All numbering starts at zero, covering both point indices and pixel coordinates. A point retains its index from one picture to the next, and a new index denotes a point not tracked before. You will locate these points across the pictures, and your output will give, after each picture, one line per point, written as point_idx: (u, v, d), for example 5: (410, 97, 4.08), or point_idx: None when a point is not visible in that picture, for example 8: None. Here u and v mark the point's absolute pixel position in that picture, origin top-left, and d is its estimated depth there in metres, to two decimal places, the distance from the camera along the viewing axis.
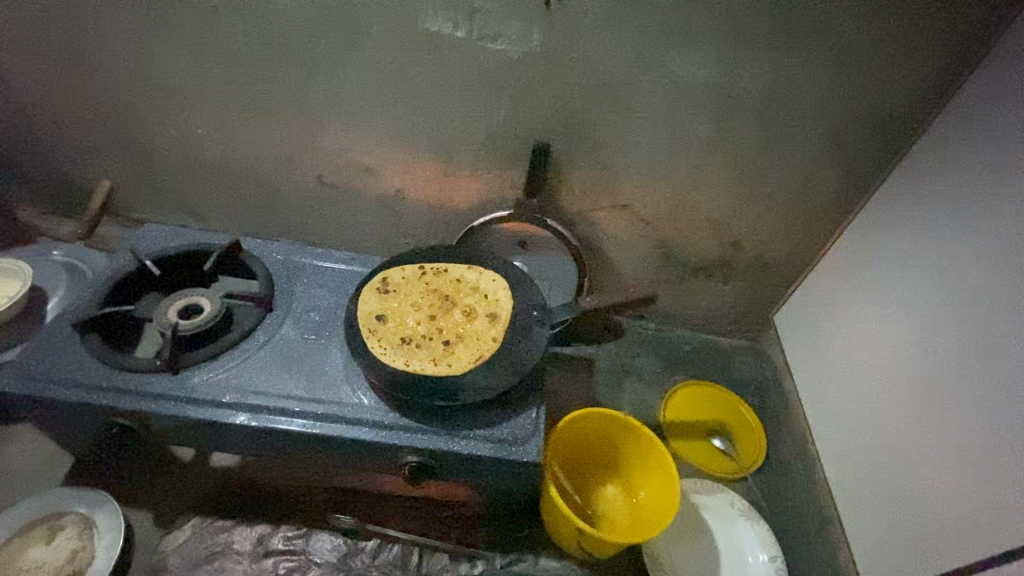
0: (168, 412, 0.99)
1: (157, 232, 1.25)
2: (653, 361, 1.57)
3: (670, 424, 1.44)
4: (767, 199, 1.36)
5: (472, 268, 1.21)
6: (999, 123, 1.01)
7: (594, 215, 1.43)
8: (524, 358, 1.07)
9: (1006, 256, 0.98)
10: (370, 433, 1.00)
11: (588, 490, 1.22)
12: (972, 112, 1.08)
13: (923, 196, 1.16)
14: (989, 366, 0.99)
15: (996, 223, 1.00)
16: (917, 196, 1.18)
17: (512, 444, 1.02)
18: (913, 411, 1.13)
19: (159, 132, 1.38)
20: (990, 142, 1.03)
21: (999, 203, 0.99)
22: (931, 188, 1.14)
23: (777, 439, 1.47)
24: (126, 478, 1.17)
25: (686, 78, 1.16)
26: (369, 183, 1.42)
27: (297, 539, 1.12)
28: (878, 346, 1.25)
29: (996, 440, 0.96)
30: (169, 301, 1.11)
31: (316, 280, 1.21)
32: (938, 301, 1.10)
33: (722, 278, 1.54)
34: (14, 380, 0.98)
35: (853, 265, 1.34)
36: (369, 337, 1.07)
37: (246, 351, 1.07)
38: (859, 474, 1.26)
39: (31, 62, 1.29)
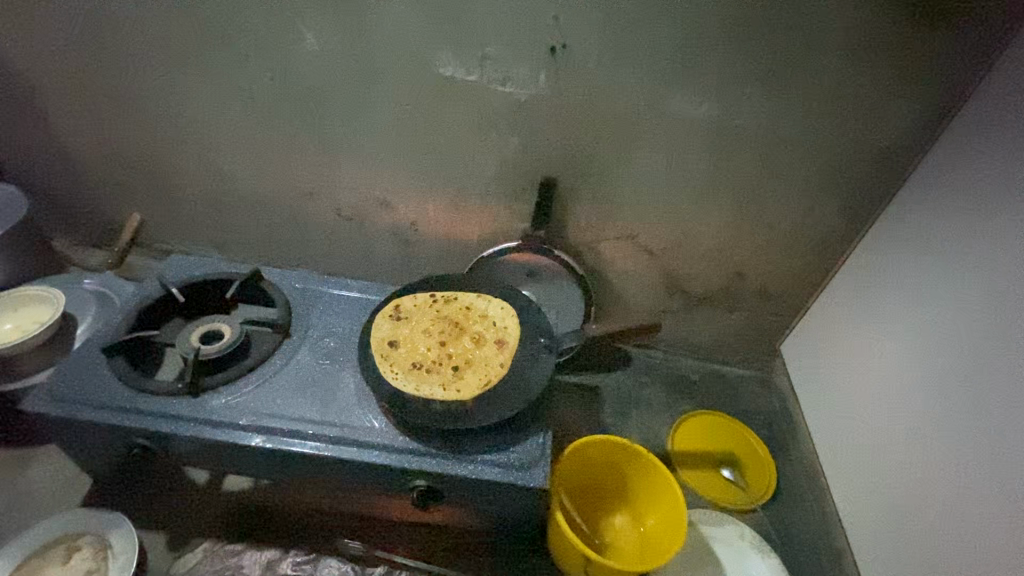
0: (187, 433, 1.02)
1: (184, 262, 1.32)
2: (660, 391, 1.58)
3: (678, 453, 1.44)
4: (769, 230, 1.39)
5: (481, 296, 1.25)
6: (992, 158, 1.05)
7: (599, 246, 1.48)
8: (531, 384, 1.09)
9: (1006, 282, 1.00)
10: (380, 456, 1.02)
11: (596, 519, 1.22)
12: (964, 148, 1.12)
13: (922, 227, 1.19)
14: (994, 393, 1.00)
15: (995, 250, 1.02)
16: (916, 227, 1.21)
17: (520, 469, 1.03)
18: (922, 441, 1.13)
19: (189, 169, 1.47)
20: (984, 176, 1.07)
21: (996, 233, 1.03)
22: (930, 219, 1.18)
23: (788, 470, 1.45)
24: (142, 501, 1.20)
25: (685, 115, 1.23)
26: (383, 216, 1.49)
27: (305, 565, 1.13)
28: (884, 375, 1.25)
29: (1008, 470, 0.95)
30: (192, 327, 1.17)
31: (331, 307, 1.26)
32: (942, 328, 1.12)
33: (728, 308, 1.56)
34: (44, 401, 1.03)
35: (856, 295, 1.36)
36: (381, 362, 1.11)
37: (263, 375, 1.11)
38: (870, 506, 1.24)
39: (78, 106, 1.41)
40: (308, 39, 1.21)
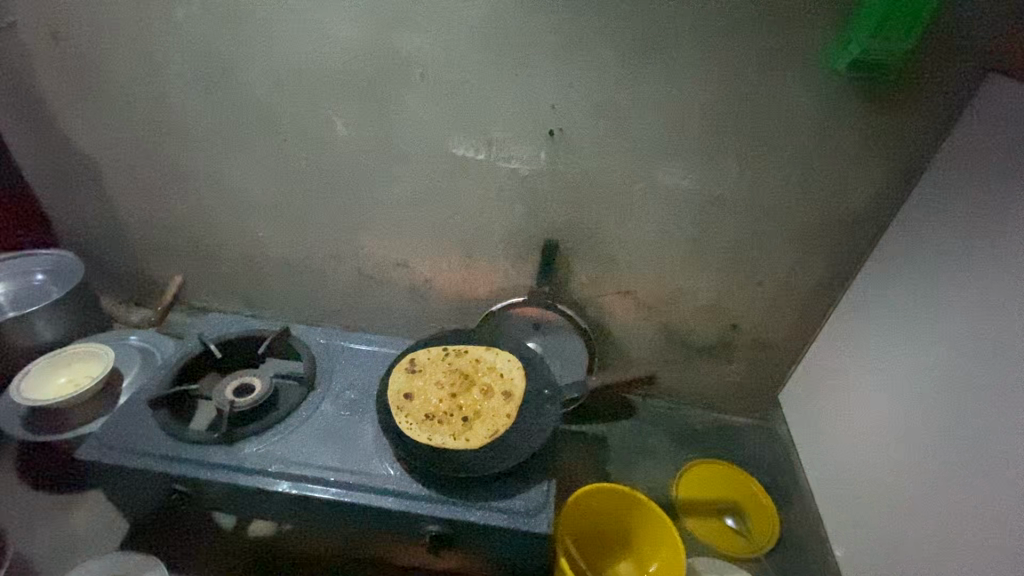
0: (221, 479, 1.12)
1: (221, 320, 1.46)
2: (664, 439, 1.64)
3: (681, 501, 1.48)
4: (758, 285, 1.49)
5: (489, 350, 1.36)
6: (951, 223, 1.15)
7: (601, 301, 1.58)
8: (535, 434, 1.18)
9: (967, 338, 1.07)
10: (395, 502, 1.10)
11: (601, 566, 1.27)
12: (926, 212, 1.23)
13: (897, 284, 1.28)
14: (967, 443, 1.05)
15: (957, 306, 1.10)
16: (891, 284, 1.29)
17: (526, 515, 1.10)
18: (910, 489, 1.17)
19: (228, 236, 1.64)
20: (945, 239, 1.16)
21: (957, 292, 1.11)
22: (902, 276, 1.26)
23: (791, 517, 1.48)
24: (174, 545, 1.28)
25: (673, 185, 1.36)
26: (401, 275, 1.62)
27: None
28: (873, 425, 1.30)
29: (987, 518, 0.99)
30: (227, 380, 1.29)
31: (352, 361, 1.38)
32: (919, 380, 1.18)
33: (726, 358, 1.63)
34: (95, 450, 1.14)
35: (843, 347, 1.43)
36: (397, 413, 1.20)
37: (290, 426, 1.22)
38: (866, 554, 1.27)
39: (134, 183, 1.60)
40: (338, 126, 1.38)
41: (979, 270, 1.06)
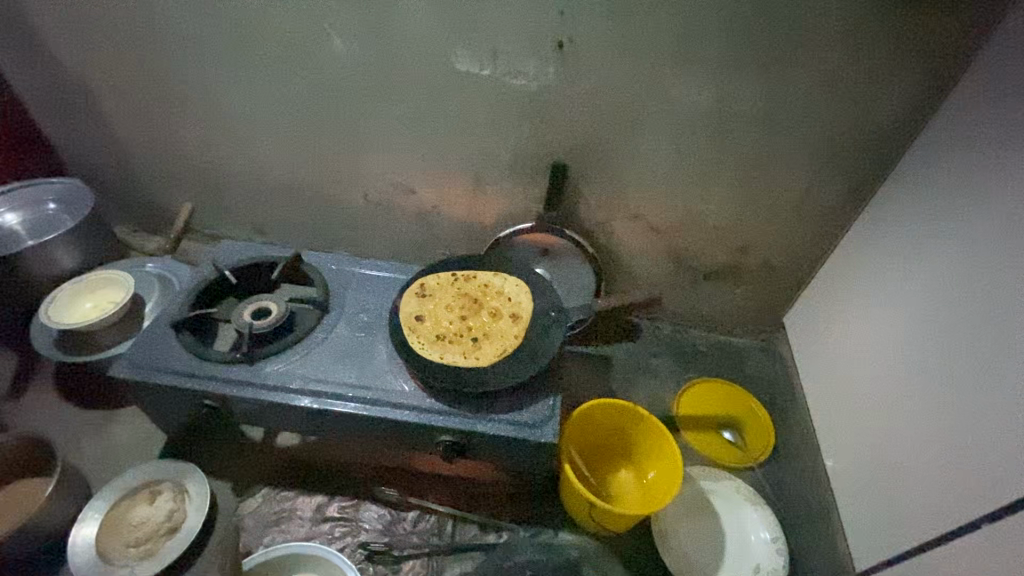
0: (246, 395, 1.19)
1: (233, 247, 1.48)
2: (667, 360, 1.69)
3: (682, 416, 1.55)
4: (770, 208, 1.46)
5: (498, 275, 1.38)
6: (966, 139, 1.09)
7: (610, 225, 1.57)
8: (542, 353, 1.22)
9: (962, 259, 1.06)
10: (411, 415, 1.17)
11: (603, 473, 1.36)
12: (947, 127, 1.16)
13: (908, 205, 1.24)
14: (953, 360, 1.06)
15: (955, 228, 1.09)
16: (902, 205, 1.26)
17: (533, 427, 1.16)
18: (896, 404, 1.21)
19: (232, 162, 1.62)
20: (960, 156, 1.11)
21: (964, 211, 1.07)
22: (914, 196, 1.22)
23: (786, 431, 1.56)
24: (210, 453, 1.39)
25: (686, 102, 1.30)
26: (408, 201, 1.61)
27: (349, 508, 1.32)
28: (867, 345, 1.33)
29: (960, 428, 1.03)
30: (245, 305, 1.33)
31: (364, 286, 1.41)
32: (916, 301, 1.17)
33: (733, 281, 1.64)
34: (127, 368, 1.21)
35: (850, 269, 1.42)
36: (409, 334, 1.25)
37: (308, 346, 1.27)
38: (852, 463, 1.34)
39: (132, 108, 1.56)
40: (335, 41, 1.32)
41: (982, 189, 1.03)
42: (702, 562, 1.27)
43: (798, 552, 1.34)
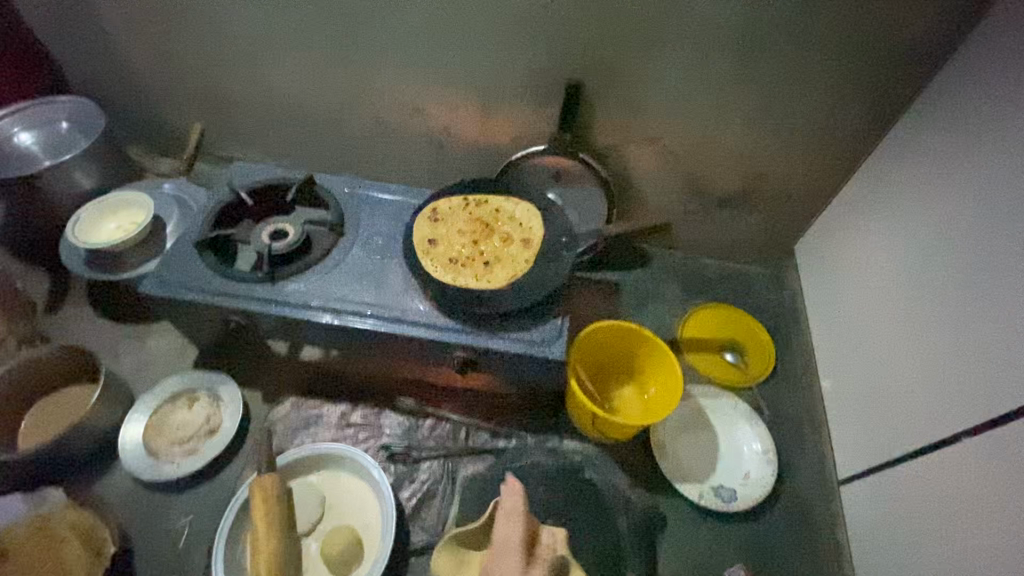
0: (270, 312, 1.25)
1: (246, 168, 1.49)
2: (675, 286, 1.72)
3: (686, 339, 1.60)
4: (791, 131, 1.42)
5: (510, 199, 1.39)
6: (1000, 53, 1.04)
7: (624, 149, 1.54)
8: (552, 277, 1.25)
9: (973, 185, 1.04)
10: (426, 332, 1.23)
11: (608, 390, 1.44)
12: (984, 41, 1.10)
13: (930, 128, 1.19)
14: (955, 285, 1.07)
15: (970, 152, 1.06)
16: (923, 129, 1.21)
17: (542, 345, 1.22)
18: (894, 328, 1.24)
19: (240, 81, 1.59)
20: (990, 73, 1.05)
21: (982, 133, 1.03)
22: (937, 118, 1.17)
23: (788, 355, 1.61)
24: (239, 365, 1.49)
25: (711, 12, 1.23)
26: (419, 122, 1.58)
27: (371, 416, 1.43)
28: (872, 273, 1.33)
29: (953, 352, 1.06)
30: (263, 227, 1.37)
31: (377, 209, 1.43)
32: (923, 227, 1.17)
33: (747, 208, 1.63)
34: (156, 285, 1.27)
35: (865, 196, 1.40)
36: (423, 257, 1.28)
37: (326, 267, 1.32)
38: (848, 384, 1.40)
39: (133, 20, 1.51)
40: None
41: (1002, 110, 0.99)
42: (697, 469, 1.37)
43: (787, 463, 1.43)
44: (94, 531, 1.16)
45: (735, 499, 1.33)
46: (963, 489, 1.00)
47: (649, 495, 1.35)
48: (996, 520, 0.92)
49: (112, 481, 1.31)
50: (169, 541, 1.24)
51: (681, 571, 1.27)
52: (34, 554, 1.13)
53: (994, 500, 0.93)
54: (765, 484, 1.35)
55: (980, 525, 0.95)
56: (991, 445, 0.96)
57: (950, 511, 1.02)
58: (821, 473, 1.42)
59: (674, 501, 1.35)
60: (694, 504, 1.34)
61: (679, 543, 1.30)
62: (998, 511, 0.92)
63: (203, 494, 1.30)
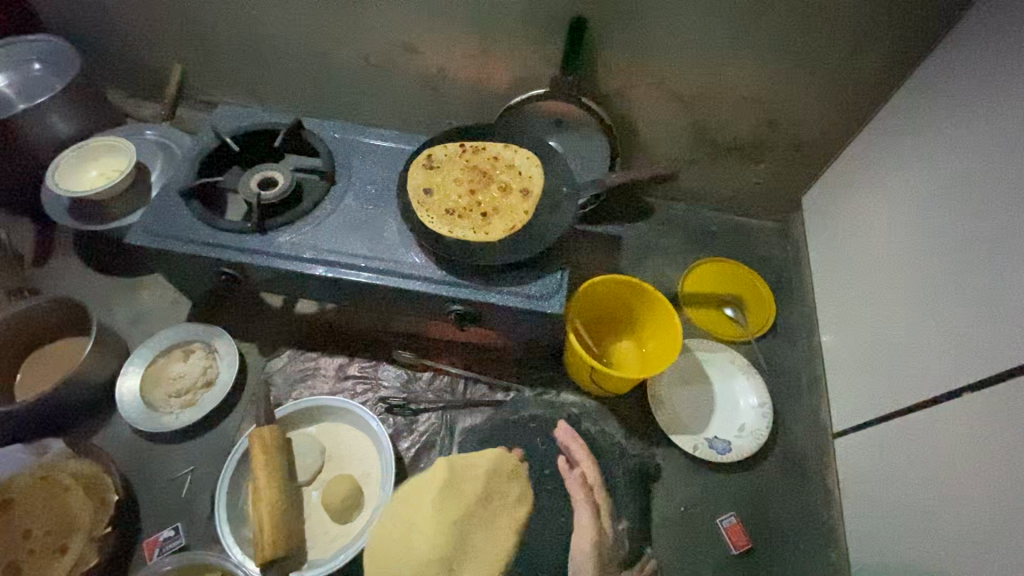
0: (262, 264, 1.22)
1: (230, 112, 1.42)
2: (677, 239, 1.68)
3: (686, 293, 1.58)
4: (806, 74, 1.34)
5: (508, 147, 1.33)
6: None
7: (629, 93, 1.47)
8: (552, 229, 1.21)
9: (995, 133, 0.99)
10: (422, 285, 1.20)
11: (607, 344, 1.43)
12: None
13: (953, 72, 1.12)
14: (967, 238, 1.03)
15: (994, 97, 1.00)
16: (945, 73, 1.14)
17: (541, 299, 1.20)
18: (900, 283, 1.21)
19: (219, 16, 1.48)
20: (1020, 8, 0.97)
21: (1011, 75, 0.96)
22: (962, 60, 1.10)
23: (788, 310, 1.59)
24: (234, 318, 1.47)
25: None
26: (412, 63, 1.49)
27: (369, 368, 1.42)
28: (881, 226, 1.29)
29: (960, 307, 1.04)
30: (251, 175, 1.31)
31: (369, 156, 1.36)
32: (939, 177, 1.12)
33: (755, 157, 1.57)
34: (142, 236, 1.22)
35: (878, 146, 1.34)
36: (419, 207, 1.23)
37: (318, 217, 1.27)
38: (848, 339, 1.39)
39: None
40: None
41: None
42: (693, 422, 1.38)
43: (782, 416, 1.45)
44: (98, 479, 1.17)
45: (730, 450, 1.35)
46: (957, 443, 1.00)
47: (645, 446, 1.37)
48: (988, 473, 0.93)
49: (112, 431, 1.32)
50: (172, 489, 1.27)
51: (674, 518, 1.31)
52: (39, 502, 1.15)
53: (987, 454, 0.93)
54: (760, 436, 1.37)
55: (971, 477, 0.96)
56: (990, 400, 0.95)
57: (942, 464, 1.03)
58: (815, 425, 1.43)
59: (669, 452, 1.37)
60: (689, 454, 1.36)
61: (672, 491, 1.33)
62: (991, 464, 0.93)
63: (204, 444, 1.32)
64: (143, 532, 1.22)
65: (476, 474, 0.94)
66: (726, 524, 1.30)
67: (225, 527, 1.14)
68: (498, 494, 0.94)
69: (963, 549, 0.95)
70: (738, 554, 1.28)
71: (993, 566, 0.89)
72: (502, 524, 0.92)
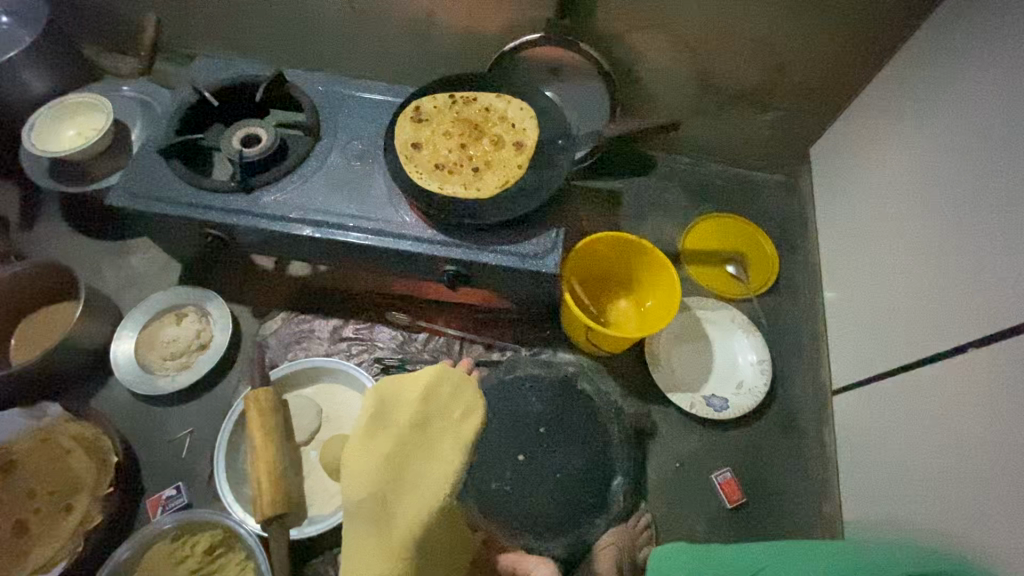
0: (247, 225, 1.18)
1: (209, 64, 1.34)
2: (679, 194, 1.62)
3: (687, 250, 1.54)
4: (819, 16, 1.24)
5: (500, 98, 1.26)
6: None
7: (629, 37, 1.38)
8: (546, 184, 1.16)
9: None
10: (413, 245, 1.16)
11: (604, 302, 1.40)
12: None
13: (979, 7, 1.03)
14: (982, 189, 0.98)
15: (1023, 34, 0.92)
16: (970, 9, 1.05)
17: (535, 258, 1.16)
18: (909, 236, 1.16)
19: None
20: None
21: None
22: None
23: (791, 266, 1.55)
24: (226, 280, 1.45)
25: None
26: (399, 8, 1.40)
27: (364, 330, 1.41)
28: (895, 178, 1.23)
29: (971, 261, 0.99)
30: (233, 131, 1.26)
31: (356, 110, 1.30)
32: (958, 124, 1.05)
33: (762, 107, 1.49)
34: (123, 197, 1.18)
35: (895, 91, 1.25)
36: (407, 163, 1.18)
37: (304, 175, 1.22)
38: (852, 295, 1.35)
39: None
40: None
41: None
42: (690, 380, 1.37)
43: (782, 373, 1.43)
44: (98, 441, 1.17)
45: (727, 407, 1.34)
46: (959, 400, 0.98)
47: (642, 404, 1.37)
48: (988, 430, 0.91)
49: (109, 394, 1.33)
50: (172, 450, 1.28)
51: (669, 474, 1.32)
52: (40, 464, 1.16)
53: (990, 411, 0.91)
54: (758, 393, 1.36)
55: (970, 434, 0.94)
56: (994, 356, 0.92)
57: (943, 421, 1.01)
58: (814, 381, 1.42)
59: (665, 410, 1.37)
60: (685, 412, 1.36)
61: (668, 448, 1.34)
62: (992, 421, 0.91)
63: (201, 406, 1.32)
64: (146, 491, 1.25)
65: (421, 385, 0.91)
66: (721, 480, 1.31)
67: (225, 486, 1.15)
68: (439, 415, 0.91)
69: (957, 504, 0.95)
70: (732, 508, 1.29)
71: (984, 522, 0.89)
72: (445, 445, 0.89)
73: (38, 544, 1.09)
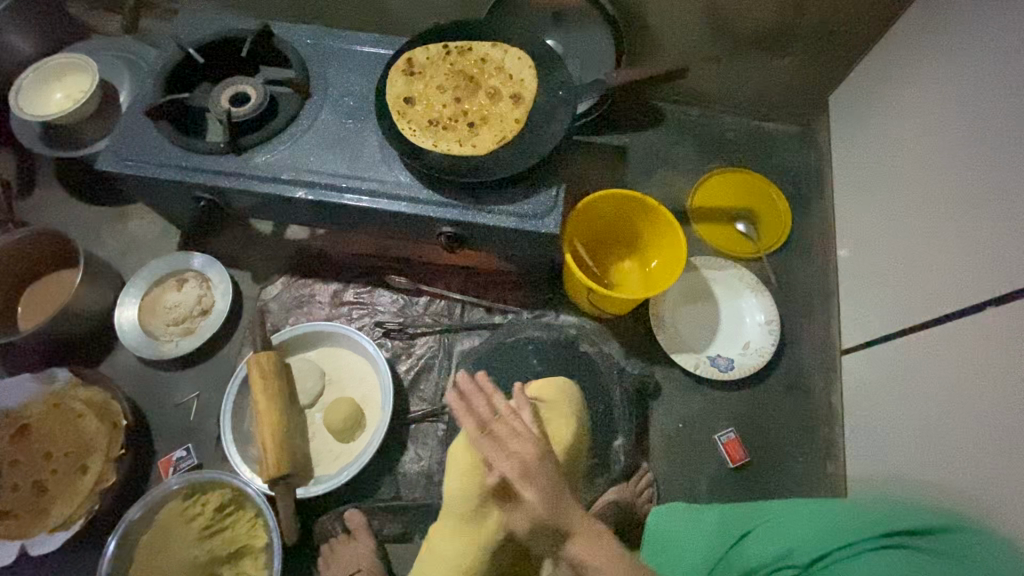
0: (239, 187, 1.15)
1: (191, 18, 1.28)
2: (689, 149, 1.55)
3: (695, 208, 1.48)
4: None
5: (497, 48, 1.19)
6: None
7: None
8: (544, 138, 1.11)
9: None
10: (408, 206, 1.12)
11: (608, 263, 1.36)
12: None
13: None
14: (1012, 137, 0.90)
15: None
16: None
17: (534, 218, 1.11)
18: (927, 190, 1.10)
19: None
20: None
21: None
22: None
23: (804, 223, 1.49)
24: (224, 245, 1.44)
25: None
26: None
27: (364, 294, 1.40)
28: (917, 126, 1.14)
29: (993, 217, 0.93)
30: (220, 90, 1.21)
31: (347, 64, 1.24)
32: (991, 64, 0.96)
33: (778, 51, 1.39)
34: (113, 161, 1.15)
35: (922, 27, 1.15)
36: (400, 120, 1.13)
37: (294, 134, 1.18)
38: (866, 251, 1.29)
39: None
40: None
41: None
42: (695, 341, 1.35)
43: (789, 333, 1.40)
44: (107, 404, 1.21)
45: (731, 367, 1.32)
46: (968, 363, 0.94)
47: (644, 365, 1.35)
48: (996, 394, 0.88)
49: (115, 361, 1.35)
50: (180, 413, 1.31)
51: (672, 433, 1.32)
52: (53, 426, 1.19)
53: (997, 371, 0.88)
54: (765, 353, 1.33)
55: (976, 398, 0.92)
56: (1009, 315, 0.87)
57: (948, 383, 0.98)
58: (823, 341, 1.39)
59: (669, 371, 1.35)
60: (690, 372, 1.34)
61: (671, 408, 1.33)
62: (1000, 385, 0.87)
63: (206, 370, 1.34)
64: (158, 452, 1.28)
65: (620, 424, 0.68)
66: (725, 440, 1.30)
67: (232, 447, 1.18)
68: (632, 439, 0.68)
69: (960, 467, 0.93)
70: (735, 467, 1.29)
71: (986, 484, 0.87)
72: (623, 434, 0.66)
73: (57, 503, 1.14)
